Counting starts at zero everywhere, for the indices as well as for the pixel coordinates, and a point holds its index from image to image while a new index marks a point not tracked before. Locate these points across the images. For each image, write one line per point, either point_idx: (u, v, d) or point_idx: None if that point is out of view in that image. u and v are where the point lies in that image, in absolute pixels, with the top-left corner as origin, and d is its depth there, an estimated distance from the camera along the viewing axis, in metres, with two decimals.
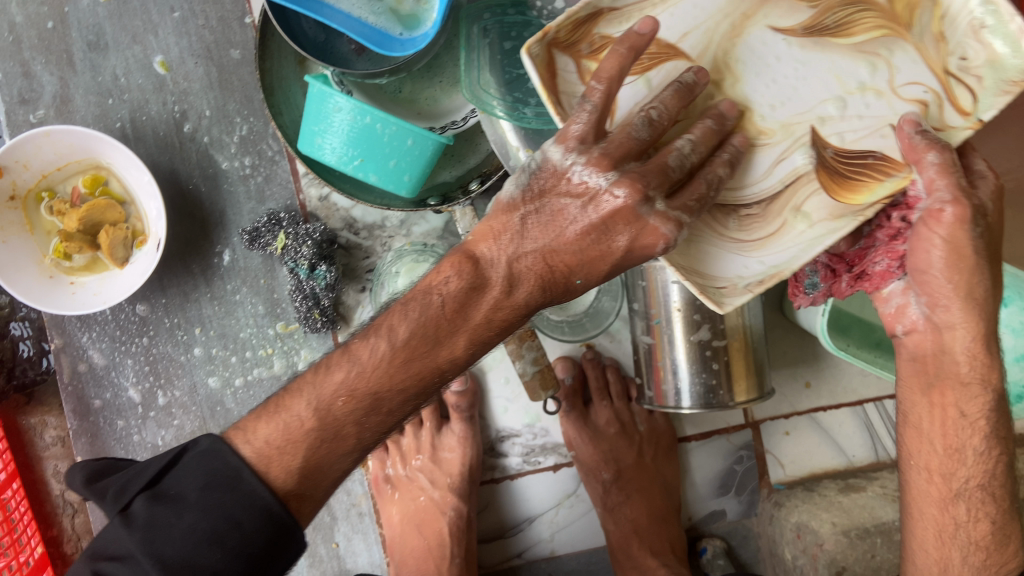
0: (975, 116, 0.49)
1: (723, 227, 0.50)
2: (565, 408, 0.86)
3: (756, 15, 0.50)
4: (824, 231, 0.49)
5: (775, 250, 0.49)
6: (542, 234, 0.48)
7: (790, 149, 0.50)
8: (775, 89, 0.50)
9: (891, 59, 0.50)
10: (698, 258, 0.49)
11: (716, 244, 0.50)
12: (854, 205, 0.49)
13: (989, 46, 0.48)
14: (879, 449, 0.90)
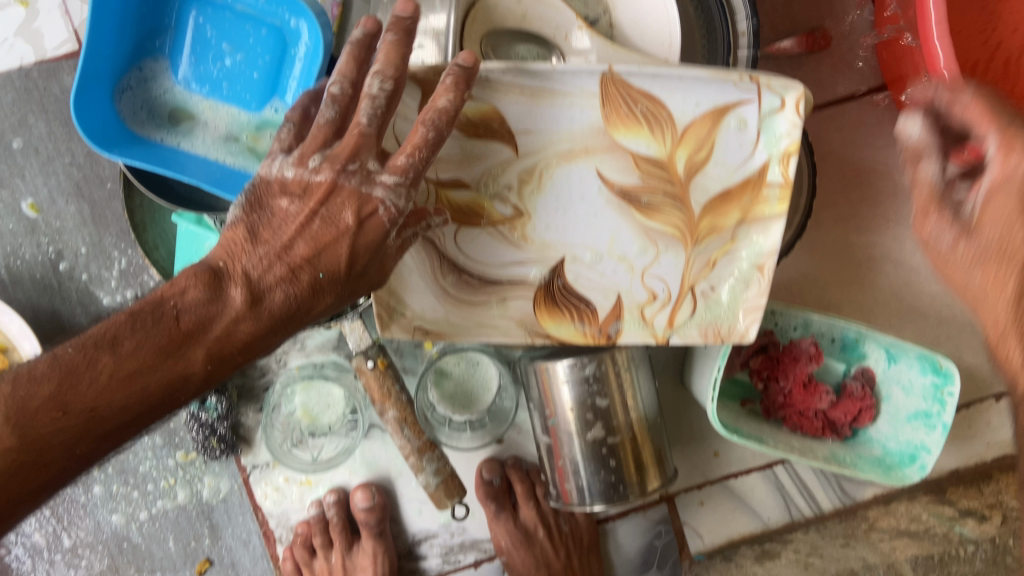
0: (666, 334, 0.67)
1: (443, 279, 0.65)
2: (489, 509, 0.84)
3: (597, 154, 0.61)
4: (506, 323, 0.67)
5: (460, 314, 0.66)
6: (290, 230, 0.53)
7: (533, 261, 0.65)
8: (559, 217, 0.64)
9: (660, 255, 0.65)
10: (407, 288, 0.64)
11: (426, 285, 0.65)
12: (540, 324, 0.67)
13: (726, 294, 0.66)
14: (793, 509, 0.90)
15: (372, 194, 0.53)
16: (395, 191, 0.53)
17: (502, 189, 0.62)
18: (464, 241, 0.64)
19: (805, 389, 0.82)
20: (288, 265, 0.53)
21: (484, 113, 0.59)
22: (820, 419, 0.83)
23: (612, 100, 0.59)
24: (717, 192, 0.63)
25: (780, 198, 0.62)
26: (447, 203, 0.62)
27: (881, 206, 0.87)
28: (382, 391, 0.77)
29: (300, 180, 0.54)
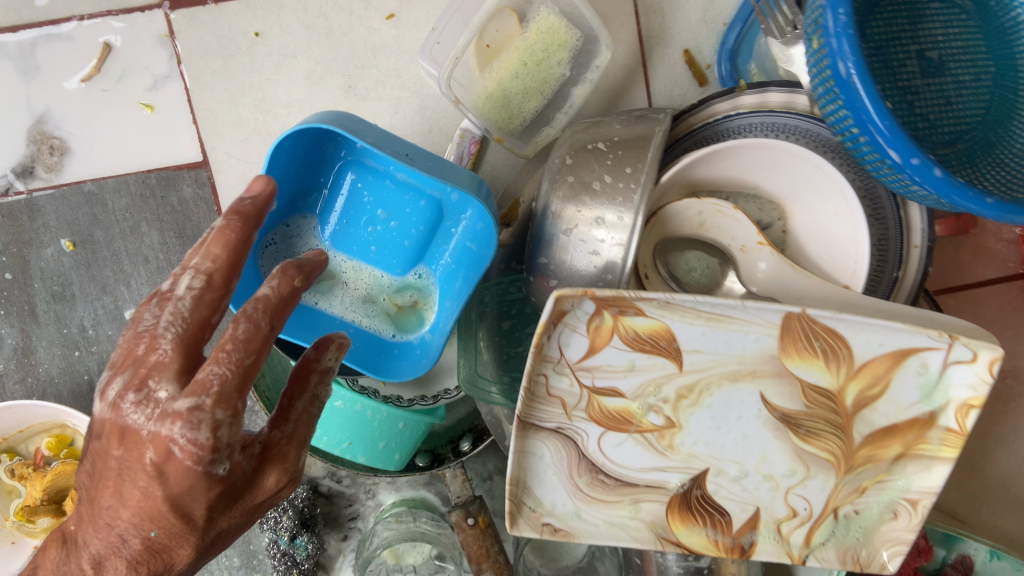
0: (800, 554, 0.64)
1: (576, 477, 0.62)
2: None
3: (763, 378, 0.58)
4: (636, 527, 0.64)
5: (591, 511, 0.63)
6: (111, 470, 0.51)
7: (675, 468, 0.62)
8: (710, 433, 0.61)
9: (808, 476, 0.62)
10: (539, 481, 0.62)
11: (559, 480, 0.62)
12: (672, 531, 0.64)
13: (869, 523, 0.63)
14: None
15: (169, 425, 0.47)
16: (195, 412, 0.47)
17: (658, 399, 0.59)
18: (605, 444, 0.61)
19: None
20: (147, 495, 0.50)
21: (655, 332, 0.57)
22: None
23: (792, 333, 0.56)
24: (883, 426, 0.60)
25: (949, 444, 0.59)
26: (597, 408, 0.60)
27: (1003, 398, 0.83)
28: (482, 551, 0.74)
29: (116, 421, 0.50)
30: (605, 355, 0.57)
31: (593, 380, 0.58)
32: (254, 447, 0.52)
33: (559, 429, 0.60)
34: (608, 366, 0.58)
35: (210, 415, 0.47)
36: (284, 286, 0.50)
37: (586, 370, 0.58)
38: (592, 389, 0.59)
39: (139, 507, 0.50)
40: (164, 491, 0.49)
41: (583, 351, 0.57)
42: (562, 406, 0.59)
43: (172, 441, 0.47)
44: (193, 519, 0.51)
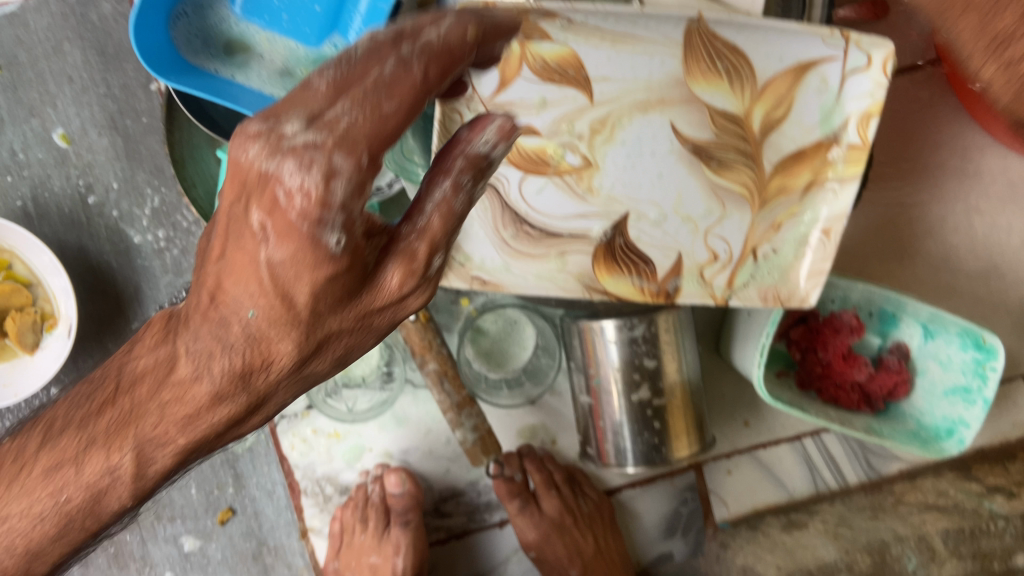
0: (723, 296, 0.67)
1: (502, 232, 0.63)
2: (515, 506, 0.82)
3: (672, 106, 0.60)
4: (566, 281, 0.65)
5: (520, 266, 0.65)
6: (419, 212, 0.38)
7: (596, 215, 0.64)
8: (627, 173, 0.62)
9: (725, 214, 0.65)
10: (466, 234, 0.63)
11: (484, 233, 0.63)
12: (600, 281, 0.66)
13: (787, 259, 0.66)
14: (818, 481, 0.91)
15: (281, 163, 0.34)
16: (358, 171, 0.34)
17: (573, 137, 0.60)
18: (526, 191, 0.62)
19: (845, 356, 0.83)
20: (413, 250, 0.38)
21: (563, 58, 0.58)
22: (858, 393, 0.84)
23: (696, 49, 0.58)
24: (791, 152, 0.62)
25: (852, 160, 0.61)
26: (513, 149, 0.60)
27: (926, 183, 0.86)
28: (423, 343, 0.75)
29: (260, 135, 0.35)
30: (518, 88, 0.58)
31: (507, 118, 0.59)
32: (378, 236, 0.38)
33: None
34: (522, 102, 0.59)
35: (326, 157, 0.34)
36: (455, 28, 0.36)
37: (500, 107, 0.59)
38: None
39: (246, 279, 0.38)
40: (268, 258, 0.36)
41: (494, 85, 0.58)
42: None
43: (282, 185, 0.35)
44: (298, 311, 0.38)
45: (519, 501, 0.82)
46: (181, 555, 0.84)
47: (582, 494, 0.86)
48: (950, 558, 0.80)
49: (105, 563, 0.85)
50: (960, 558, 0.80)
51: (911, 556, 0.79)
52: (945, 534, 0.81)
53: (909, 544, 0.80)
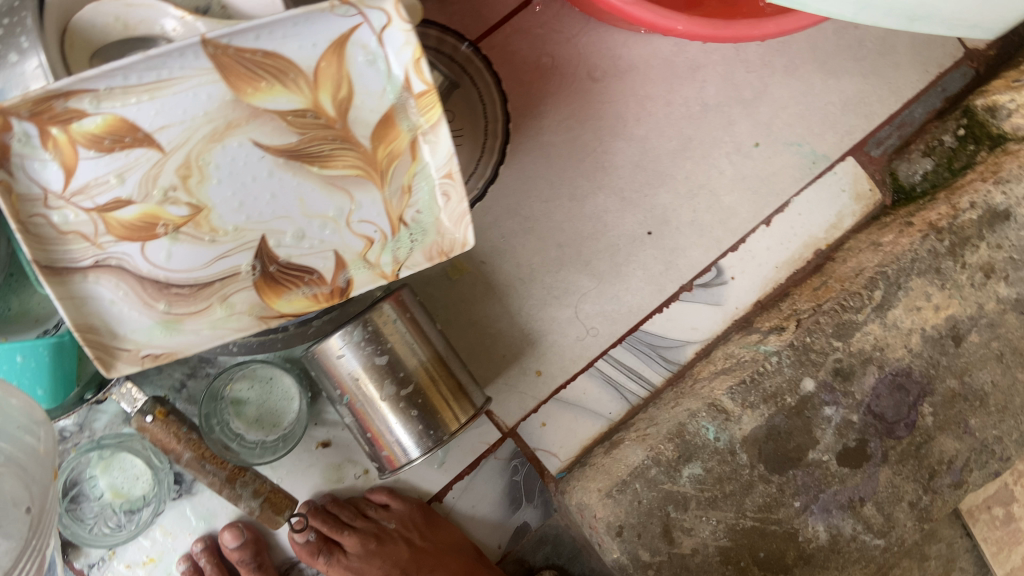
0: (394, 270, 0.69)
1: (155, 306, 0.64)
2: (322, 562, 0.84)
3: (242, 127, 0.63)
4: (241, 324, 0.66)
5: (190, 328, 0.65)
6: None
7: (235, 250, 0.65)
8: (241, 201, 0.65)
9: (354, 198, 0.67)
10: (117, 320, 0.63)
11: (134, 313, 0.63)
12: (273, 307, 0.67)
13: (434, 212, 0.68)
14: (628, 395, 0.94)
15: None
16: None
17: (166, 192, 0.63)
18: (154, 257, 0.63)
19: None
20: None
21: (109, 126, 0.60)
22: None
23: (230, 69, 0.61)
24: (377, 121, 0.66)
25: (428, 106, 0.65)
26: (116, 224, 0.62)
27: (591, 93, 0.91)
28: (171, 438, 0.74)
29: None
30: (85, 170, 0.61)
31: (92, 201, 0.61)
32: None
33: (103, 262, 0.62)
34: (98, 181, 0.61)
35: None
36: None
37: (78, 194, 0.61)
38: (99, 209, 0.62)
39: None
40: None
41: (61, 176, 0.60)
42: (83, 240, 0.62)
43: None
44: None
45: (322, 555, 0.84)
46: None
47: (386, 510, 0.86)
48: (743, 412, 0.83)
49: None
50: (753, 408, 0.83)
51: (708, 425, 0.82)
52: (731, 392, 0.83)
53: (702, 416, 0.82)
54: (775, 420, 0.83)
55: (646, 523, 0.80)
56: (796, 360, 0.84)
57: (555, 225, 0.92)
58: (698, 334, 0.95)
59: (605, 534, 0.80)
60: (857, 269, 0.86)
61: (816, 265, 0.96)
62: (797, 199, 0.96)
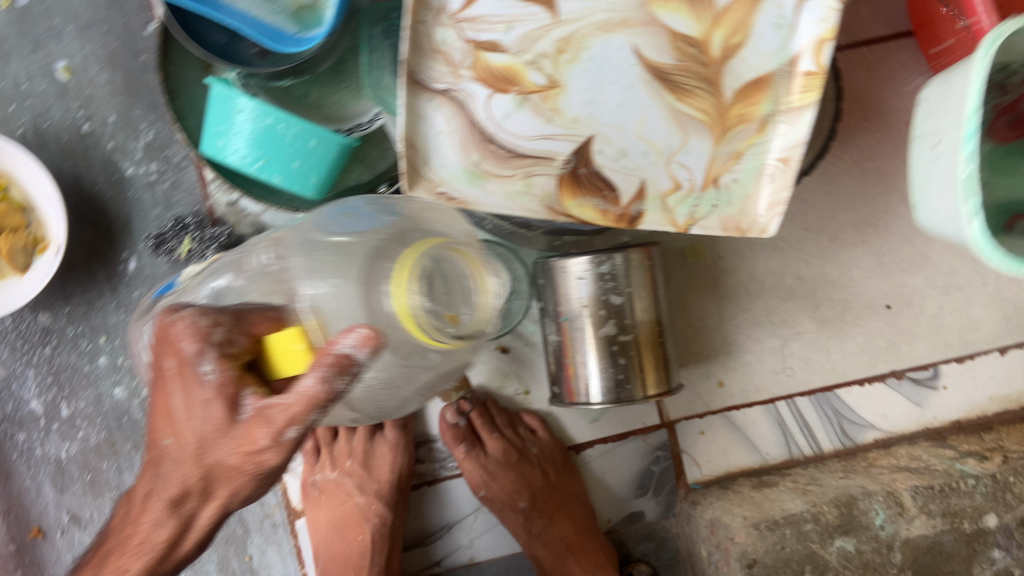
0: (686, 225, 0.69)
1: (471, 154, 0.66)
2: (460, 451, 0.85)
3: (633, 28, 0.63)
4: (531, 204, 0.68)
5: (489, 186, 0.67)
6: None
7: (562, 136, 0.66)
8: (593, 95, 0.65)
9: (688, 141, 0.66)
10: (435, 149, 0.66)
11: (449, 150, 0.66)
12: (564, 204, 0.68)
13: (753, 188, 0.67)
14: (793, 446, 0.91)
15: None
16: None
17: (537, 57, 0.64)
18: (494, 109, 0.65)
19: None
20: None
21: None
22: None
23: None
24: (750, 80, 0.65)
25: (810, 86, 0.63)
26: (483, 67, 0.64)
27: (901, 151, 0.89)
28: None
29: None
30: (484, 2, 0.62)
31: (474, 32, 0.63)
32: None
33: (447, 91, 0.64)
34: (489, 20, 0.63)
35: None
36: None
37: (467, 21, 0.62)
38: (475, 44, 0.63)
39: None
40: None
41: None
42: (448, 64, 0.63)
43: None
44: None
45: (464, 445, 0.85)
46: None
47: (533, 437, 0.87)
48: (918, 516, 0.80)
49: (81, 492, 0.84)
50: (930, 516, 0.80)
51: (879, 511, 0.80)
52: (914, 491, 0.80)
53: (877, 499, 0.80)
54: (943, 538, 0.80)
55: (780, 570, 0.78)
56: (991, 492, 0.81)
57: (803, 256, 0.90)
58: (885, 423, 0.92)
59: (734, 562, 0.78)
60: None
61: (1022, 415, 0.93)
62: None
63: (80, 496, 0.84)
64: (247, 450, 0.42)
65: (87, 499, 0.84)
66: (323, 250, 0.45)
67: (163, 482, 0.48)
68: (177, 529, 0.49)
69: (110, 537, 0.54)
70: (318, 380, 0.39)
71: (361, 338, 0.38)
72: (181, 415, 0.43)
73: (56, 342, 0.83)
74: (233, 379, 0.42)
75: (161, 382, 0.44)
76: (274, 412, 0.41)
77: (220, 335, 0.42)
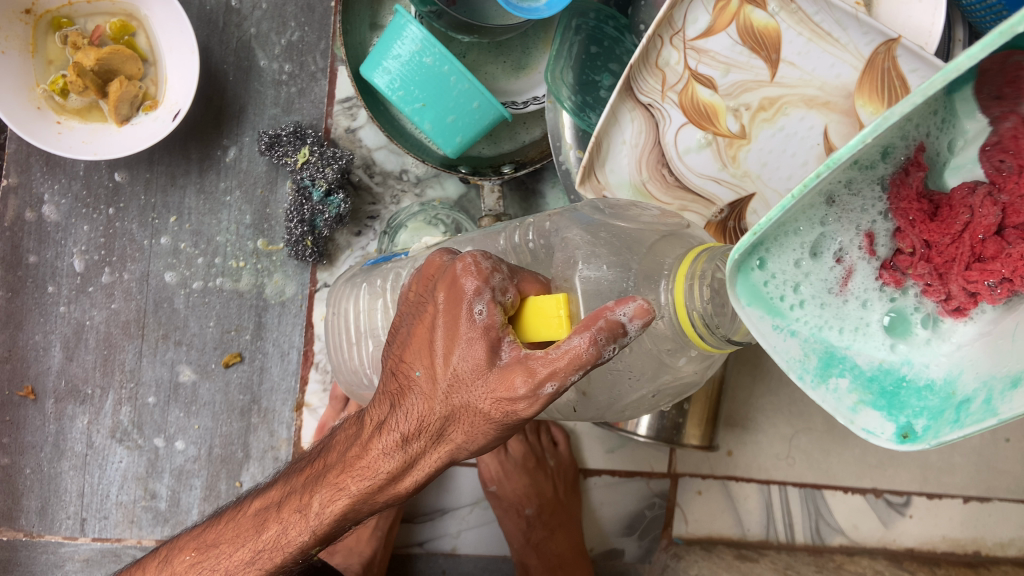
0: None
1: (641, 172, 0.69)
2: None
3: (833, 112, 0.64)
4: None
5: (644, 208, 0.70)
6: None
7: (728, 185, 0.68)
8: (771, 158, 0.67)
9: None
10: (613, 156, 0.69)
11: (623, 161, 0.69)
12: None
13: None
14: (771, 529, 0.96)
15: None
16: None
17: (739, 105, 0.66)
18: (682, 139, 0.68)
19: (929, 217, 0.30)
20: None
21: (767, 31, 0.64)
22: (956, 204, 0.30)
23: (874, 70, 0.62)
24: None
25: None
26: (689, 96, 0.67)
27: None
28: None
29: None
30: (718, 40, 0.65)
31: (697, 63, 0.66)
32: None
33: (646, 105, 0.68)
34: (714, 57, 0.66)
35: None
36: None
37: (696, 50, 0.66)
38: (693, 74, 0.66)
39: None
40: None
41: (701, 31, 0.66)
42: (661, 82, 0.67)
43: None
44: None
45: None
46: (172, 383, 0.80)
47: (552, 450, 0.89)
48: None
49: (90, 363, 0.80)
50: None
51: None
52: None
53: None
54: None
55: None
56: None
57: None
58: (855, 534, 0.97)
59: None
60: None
61: (967, 560, 0.98)
62: (994, 502, 0.99)
63: (89, 367, 0.80)
64: (504, 396, 0.36)
65: (95, 373, 0.80)
66: (607, 236, 0.45)
67: (404, 412, 0.41)
68: (409, 462, 0.42)
69: (329, 453, 0.48)
70: (589, 344, 0.33)
71: (638, 308, 0.33)
72: (439, 348, 0.38)
73: (122, 205, 0.79)
74: (499, 324, 0.37)
75: (420, 316, 0.40)
76: (537, 362, 0.35)
77: (499, 280, 0.37)
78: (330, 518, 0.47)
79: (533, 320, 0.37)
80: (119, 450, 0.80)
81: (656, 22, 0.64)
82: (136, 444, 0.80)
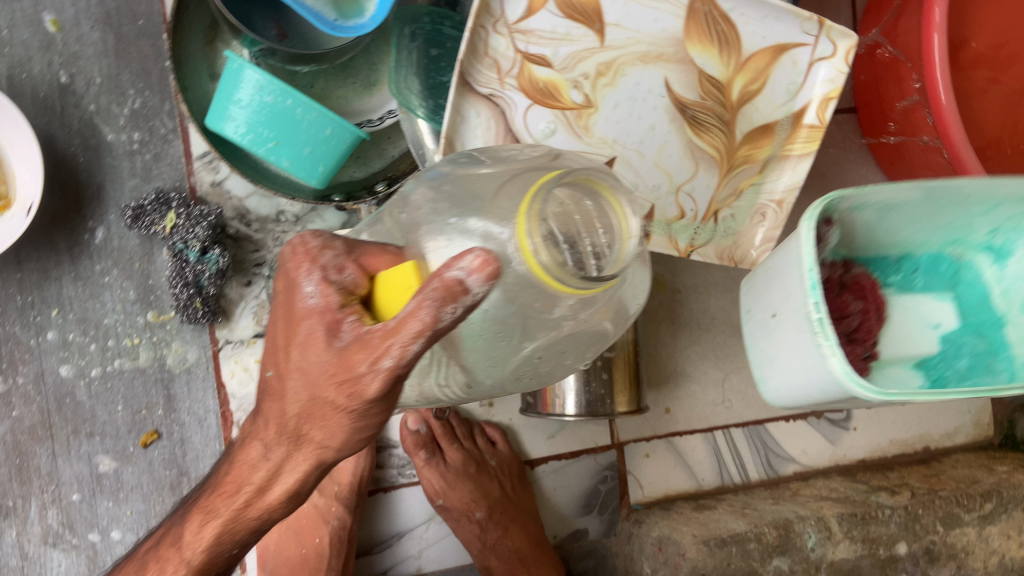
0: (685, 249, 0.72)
1: None
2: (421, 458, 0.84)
3: (668, 63, 0.68)
4: None
5: None
6: None
7: (588, 154, 0.69)
8: (622, 117, 0.69)
9: (694, 177, 0.71)
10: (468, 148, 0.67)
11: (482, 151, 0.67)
12: None
13: (744, 220, 0.73)
14: (725, 474, 0.97)
15: None
16: None
17: (579, 76, 0.67)
18: (532, 122, 0.68)
19: None
20: None
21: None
22: None
23: (696, 17, 0.67)
24: (760, 125, 0.71)
25: (811, 139, 0.71)
26: (527, 78, 0.67)
27: None
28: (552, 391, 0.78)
29: None
30: (540, 19, 0.66)
31: (526, 44, 0.66)
32: None
33: (489, 96, 0.67)
34: (542, 35, 0.66)
35: None
36: None
37: (521, 33, 0.66)
38: (525, 56, 0.67)
39: None
40: None
41: (522, 12, 0.66)
42: (497, 71, 0.67)
43: None
44: None
45: (424, 452, 0.85)
46: (93, 476, 0.78)
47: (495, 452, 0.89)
48: (842, 540, 0.87)
49: (5, 476, 0.78)
50: (852, 540, 0.88)
51: (812, 535, 0.86)
52: (840, 517, 0.87)
53: (809, 524, 0.87)
54: (861, 561, 0.88)
55: None
56: (904, 522, 0.89)
57: None
58: (807, 458, 0.99)
59: None
60: (973, 478, 0.95)
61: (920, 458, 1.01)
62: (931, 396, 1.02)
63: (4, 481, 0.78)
64: (344, 377, 0.38)
65: (13, 485, 0.78)
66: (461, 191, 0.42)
67: (261, 416, 0.45)
68: (275, 468, 0.45)
69: (223, 483, 0.50)
70: (423, 306, 0.34)
71: (475, 259, 0.34)
72: (285, 344, 0.41)
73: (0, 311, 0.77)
74: (340, 308, 0.39)
75: (275, 319, 0.43)
76: (371, 338, 0.37)
77: (333, 263, 0.40)
78: (233, 543, 0.48)
79: (385, 297, 0.39)
80: (55, 555, 0.78)
81: (476, 13, 0.64)
82: (72, 545, 0.78)
